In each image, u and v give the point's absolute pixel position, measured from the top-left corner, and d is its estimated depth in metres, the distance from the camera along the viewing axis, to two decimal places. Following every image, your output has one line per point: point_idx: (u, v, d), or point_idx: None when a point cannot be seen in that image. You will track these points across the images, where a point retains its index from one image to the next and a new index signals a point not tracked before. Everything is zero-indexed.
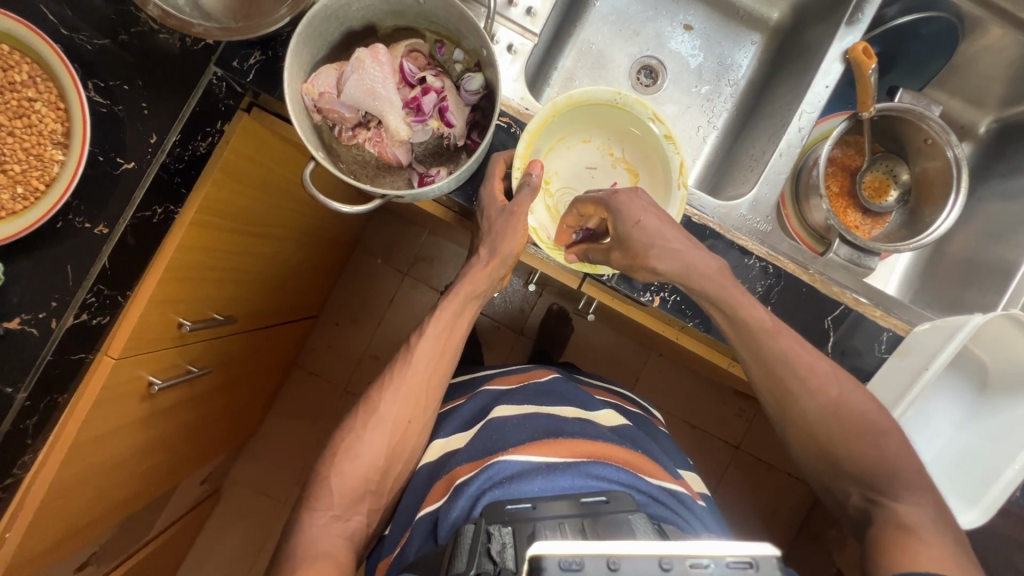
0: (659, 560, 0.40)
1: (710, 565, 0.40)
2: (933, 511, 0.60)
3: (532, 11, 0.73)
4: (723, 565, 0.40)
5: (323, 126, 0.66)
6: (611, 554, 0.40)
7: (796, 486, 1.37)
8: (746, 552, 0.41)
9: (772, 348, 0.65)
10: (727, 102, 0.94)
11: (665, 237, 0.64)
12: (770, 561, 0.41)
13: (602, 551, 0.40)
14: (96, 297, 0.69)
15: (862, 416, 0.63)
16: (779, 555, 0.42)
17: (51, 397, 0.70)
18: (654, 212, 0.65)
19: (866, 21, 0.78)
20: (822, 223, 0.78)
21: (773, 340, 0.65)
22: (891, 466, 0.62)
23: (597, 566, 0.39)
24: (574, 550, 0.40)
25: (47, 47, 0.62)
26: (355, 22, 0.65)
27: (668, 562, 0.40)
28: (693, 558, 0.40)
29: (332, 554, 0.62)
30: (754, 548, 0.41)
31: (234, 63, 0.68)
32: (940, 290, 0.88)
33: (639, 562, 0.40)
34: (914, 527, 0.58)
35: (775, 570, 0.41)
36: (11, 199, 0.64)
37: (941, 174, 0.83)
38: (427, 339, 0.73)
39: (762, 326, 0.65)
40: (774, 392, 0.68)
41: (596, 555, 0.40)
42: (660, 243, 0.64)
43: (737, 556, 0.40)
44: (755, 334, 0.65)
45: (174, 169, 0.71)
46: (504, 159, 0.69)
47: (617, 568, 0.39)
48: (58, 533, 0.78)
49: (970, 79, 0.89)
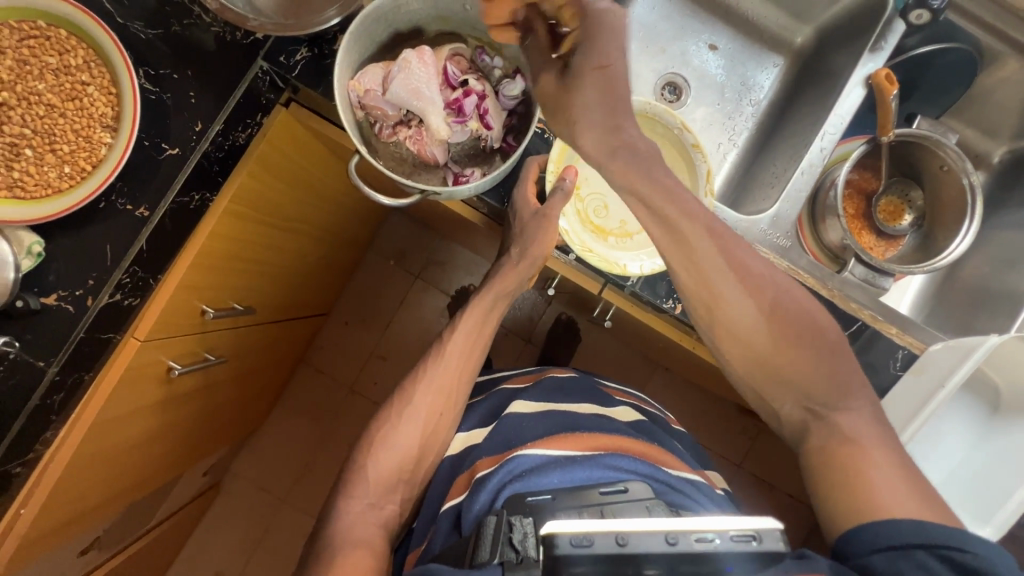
0: (666, 536, 0.41)
1: (715, 539, 0.41)
2: None
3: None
4: (727, 539, 0.41)
5: (364, 122, 0.68)
6: (620, 531, 0.41)
7: (796, 505, 1.38)
8: (750, 526, 0.42)
9: (784, 329, 0.58)
10: (748, 122, 0.97)
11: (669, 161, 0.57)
12: (772, 534, 0.42)
13: (611, 528, 0.41)
14: (131, 277, 0.71)
15: None
16: (782, 529, 0.43)
17: (78, 374, 0.72)
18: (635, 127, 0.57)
19: (889, 49, 0.80)
20: (837, 242, 0.81)
21: (782, 312, 0.58)
22: None
23: (607, 542, 0.40)
24: (584, 528, 0.41)
25: (105, 33, 0.64)
26: (402, 25, 0.67)
27: (674, 537, 0.41)
28: (698, 533, 0.41)
29: (368, 543, 0.62)
30: (757, 521, 0.43)
31: (281, 58, 0.70)
32: (951, 314, 0.89)
33: (647, 538, 0.41)
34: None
35: (779, 542, 0.42)
36: (57, 177, 0.65)
37: (954, 200, 0.85)
38: (459, 334, 0.76)
39: (764, 301, 0.58)
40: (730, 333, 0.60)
41: (605, 532, 0.41)
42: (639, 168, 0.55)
43: (740, 529, 0.42)
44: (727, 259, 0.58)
45: (214, 157, 0.73)
46: (538, 162, 0.72)
47: (625, 543, 0.41)
48: (70, 512, 0.79)
49: (985, 109, 0.91)
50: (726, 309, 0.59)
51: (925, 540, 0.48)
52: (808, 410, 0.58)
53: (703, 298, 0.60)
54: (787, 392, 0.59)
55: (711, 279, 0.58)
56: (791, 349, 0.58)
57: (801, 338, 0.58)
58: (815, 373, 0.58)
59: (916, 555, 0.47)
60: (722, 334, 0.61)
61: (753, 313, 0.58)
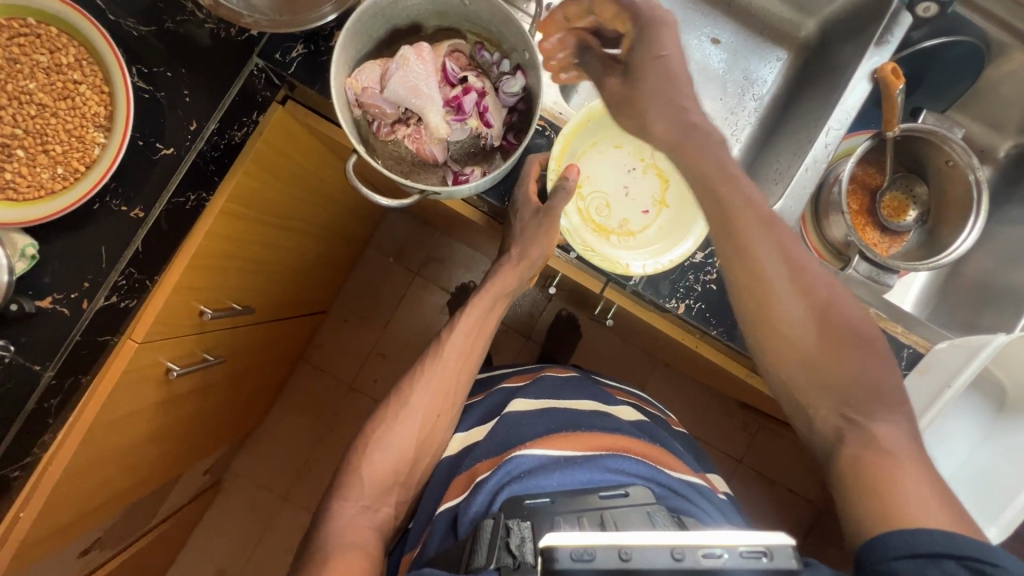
0: (671, 551, 0.40)
1: (723, 555, 0.40)
2: None
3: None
4: (736, 555, 0.41)
5: (362, 120, 0.66)
6: (622, 545, 0.41)
7: (796, 500, 1.38)
8: (760, 542, 0.41)
9: (833, 332, 0.56)
10: (751, 117, 0.95)
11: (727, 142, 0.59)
12: (785, 550, 0.41)
13: (613, 541, 0.41)
14: (127, 280, 0.70)
15: None
16: (794, 545, 0.42)
17: (75, 377, 0.71)
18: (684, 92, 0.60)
19: (895, 43, 0.79)
20: (841, 239, 0.79)
21: (833, 314, 0.56)
22: None
23: (609, 557, 0.40)
24: (586, 541, 0.41)
25: (97, 31, 0.63)
26: (399, 21, 0.66)
27: (680, 552, 0.40)
28: (705, 548, 0.41)
29: (361, 545, 0.62)
30: (768, 537, 0.42)
31: (276, 55, 0.69)
32: (956, 310, 0.88)
33: (651, 552, 0.40)
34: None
35: (791, 559, 0.41)
36: (50, 178, 0.64)
37: (960, 196, 0.84)
38: (457, 334, 0.75)
39: (819, 301, 0.56)
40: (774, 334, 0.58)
41: (606, 545, 0.41)
42: (707, 151, 0.58)
43: (750, 546, 0.41)
44: (778, 254, 0.56)
45: (210, 157, 0.72)
46: (539, 160, 0.71)
47: (628, 558, 0.40)
48: (71, 514, 0.78)
49: (990, 104, 0.90)
50: (776, 305, 0.57)
51: (956, 551, 0.44)
52: (845, 421, 0.55)
53: (752, 294, 0.57)
54: (828, 400, 0.56)
55: (766, 272, 0.56)
56: (839, 353, 0.55)
57: (850, 345, 0.56)
58: (862, 381, 0.55)
59: (943, 564, 0.44)
60: (769, 336, 0.58)
61: (803, 314, 0.56)
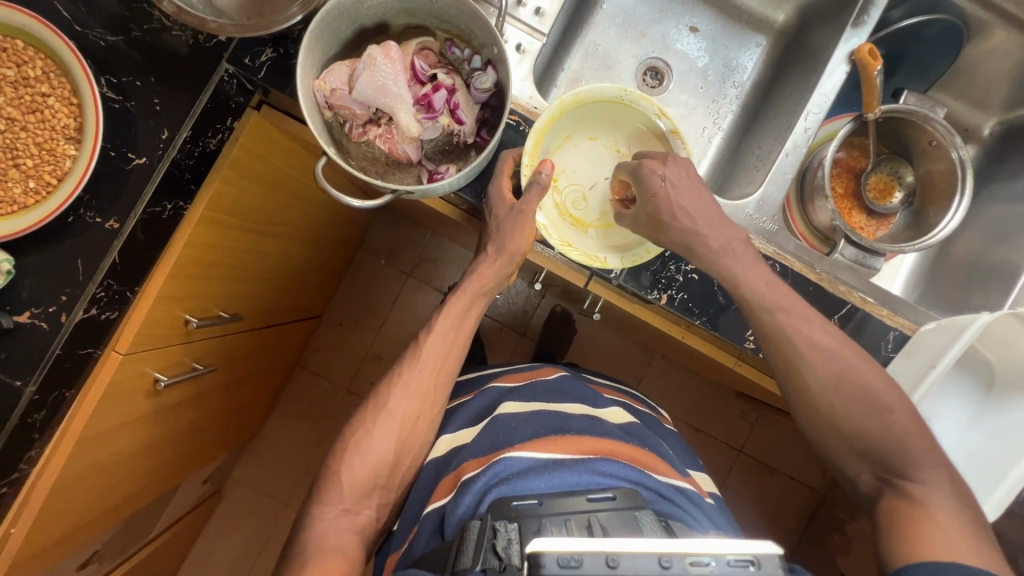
0: (659, 558, 0.40)
1: (711, 563, 0.40)
2: (950, 492, 0.60)
3: (521, 48, 0.74)
4: (723, 563, 0.40)
5: (333, 122, 0.67)
6: (610, 552, 0.40)
7: (796, 487, 1.38)
8: (748, 551, 0.41)
9: (857, 394, 0.63)
10: (732, 104, 0.95)
11: (730, 256, 0.66)
12: (772, 560, 0.41)
13: (602, 548, 0.40)
14: (105, 291, 0.70)
15: (883, 434, 0.62)
16: (781, 553, 0.42)
17: (59, 392, 0.71)
18: (683, 224, 0.65)
19: (872, 23, 0.78)
20: (827, 223, 0.76)
21: (866, 376, 0.63)
22: (941, 458, 0.62)
23: (596, 564, 0.40)
24: (573, 547, 0.40)
25: (61, 43, 0.62)
26: (367, 21, 0.66)
27: (668, 560, 0.40)
28: (693, 556, 0.41)
29: (342, 549, 0.62)
30: (756, 546, 0.42)
31: (245, 60, 0.68)
32: (945, 291, 0.88)
33: (638, 559, 0.40)
34: (957, 516, 0.58)
35: (778, 568, 0.41)
36: (22, 193, 0.64)
37: (945, 175, 0.83)
38: (436, 336, 0.75)
39: (850, 365, 0.64)
40: (814, 371, 0.65)
41: (595, 552, 0.40)
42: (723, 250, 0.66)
43: (739, 554, 0.41)
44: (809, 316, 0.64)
45: (184, 165, 0.72)
46: (512, 156, 0.70)
47: (615, 565, 0.40)
48: (65, 527, 0.78)
49: (975, 82, 0.89)
50: (832, 366, 0.64)
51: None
52: (880, 478, 0.63)
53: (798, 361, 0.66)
54: (860, 462, 0.64)
55: (812, 336, 0.65)
56: (871, 411, 0.63)
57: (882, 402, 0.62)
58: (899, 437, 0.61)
59: None
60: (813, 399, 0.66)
61: (842, 372, 0.64)
